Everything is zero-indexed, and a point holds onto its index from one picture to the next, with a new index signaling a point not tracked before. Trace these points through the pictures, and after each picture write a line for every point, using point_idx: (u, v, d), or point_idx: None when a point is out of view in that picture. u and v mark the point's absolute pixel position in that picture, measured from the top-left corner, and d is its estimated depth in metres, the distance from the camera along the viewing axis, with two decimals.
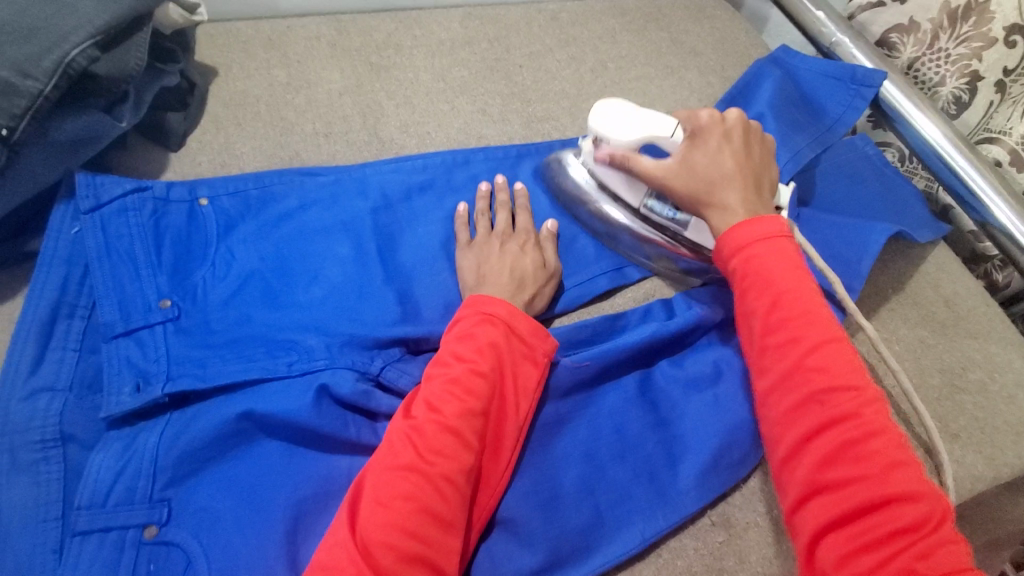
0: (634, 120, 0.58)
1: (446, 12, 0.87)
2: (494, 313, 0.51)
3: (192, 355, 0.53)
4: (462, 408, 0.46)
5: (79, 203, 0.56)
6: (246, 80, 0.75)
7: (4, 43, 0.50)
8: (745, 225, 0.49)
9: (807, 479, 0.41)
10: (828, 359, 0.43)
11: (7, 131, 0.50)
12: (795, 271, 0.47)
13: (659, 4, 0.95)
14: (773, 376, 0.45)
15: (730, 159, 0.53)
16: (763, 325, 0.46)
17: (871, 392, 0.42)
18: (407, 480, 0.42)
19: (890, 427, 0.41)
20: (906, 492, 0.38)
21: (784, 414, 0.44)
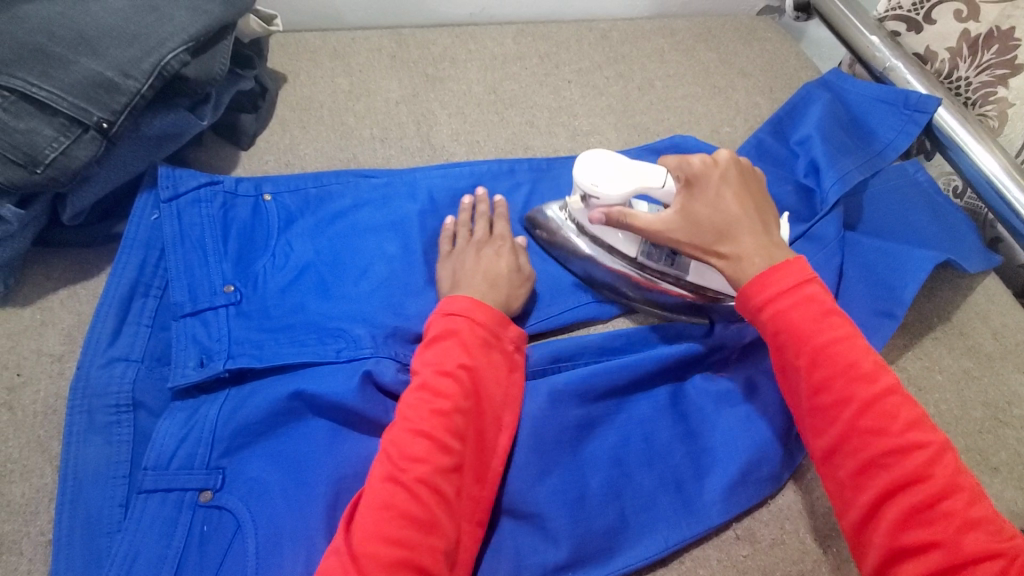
0: (621, 173, 0.55)
1: (500, 29, 0.91)
2: (456, 310, 0.52)
3: (250, 336, 0.57)
4: (433, 408, 0.47)
5: (160, 192, 0.61)
6: (312, 86, 0.81)
7: (110, 46, 0.56)
8: (773, 272, 0.48)
9: (886, 546, 0.40)
10: (885, 415, 0.42)
11: (108, 124, 0.55)
12: (828, 321, 0.46)
13: (710, 25, 0.96)
14: (830, 437, 0.44)
15: (733, 202, 0.52)
16: (811, 383, 0.45)
17: (936, 444, 0.41)
18: (387, 488, 0.44)
19: (959, 480, 0.40)
20: (986, 551, 0.38)
21: (847, 476, 0.43)
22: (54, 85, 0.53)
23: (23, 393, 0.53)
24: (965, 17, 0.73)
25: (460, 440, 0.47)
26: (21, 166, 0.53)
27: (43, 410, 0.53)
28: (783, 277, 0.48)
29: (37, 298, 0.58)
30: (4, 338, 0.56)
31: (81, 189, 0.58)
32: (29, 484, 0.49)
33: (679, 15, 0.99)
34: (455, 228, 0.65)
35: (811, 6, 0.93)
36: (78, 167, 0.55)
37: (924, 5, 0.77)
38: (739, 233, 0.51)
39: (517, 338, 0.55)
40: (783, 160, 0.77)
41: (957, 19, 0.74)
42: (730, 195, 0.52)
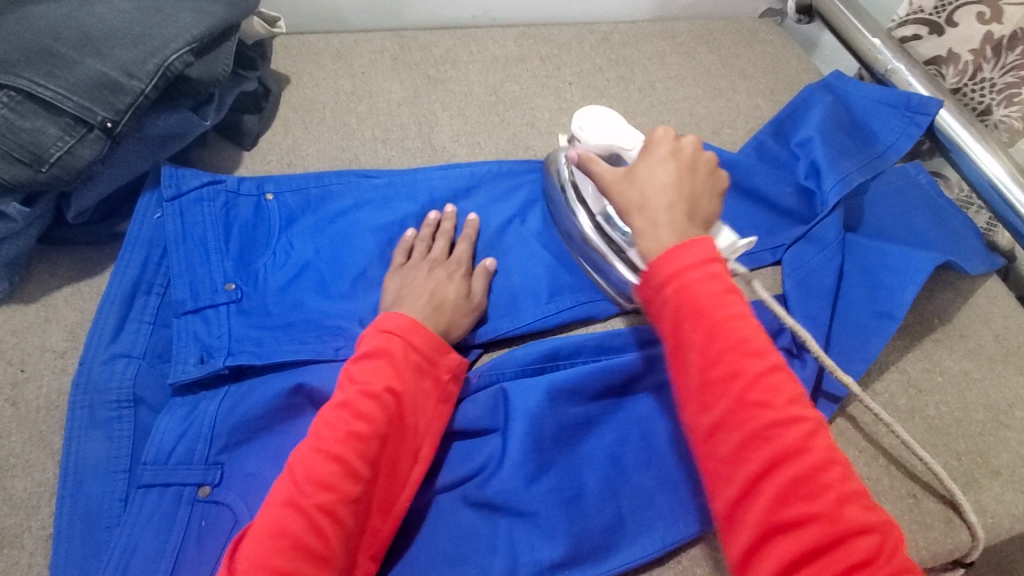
0: (609, 129, 0.62)
1: (502, 31, 0.92)
2: (393, 329, 0.51)
3: (250, 334, 0.58)
4: (349, 433, 0.45)
5: (163, 191, 0.62)
6: (315, 88, 0.81)
7: (115, 47, 0.56)
8: (682, 247, 0.43)
9: (761, 524, 0.37)
10: (770, 390, 0.40)
11: (112, 124, 0.56)
12: (728, 293, 0.42)
13: (711, 27, 0.97)
14: (717, 413, 0.40)
15: (669, 175, 0.49)
16: (701, 356, 0.41)
17: (814, 420, 0.39)
18: (283, 514, 0.42)
19: (835, 455, 0.39)
20: (862, 526, 0.36)
21: (728, 453, 0.39)
22: (59, 85, 0.54)
23: (26, 389, 0.54)
24: (988, 20, 0.70)
25: (372, 467, 0.45)
26: (26, 164, 0.53)
27: (46, 406, 0.53)
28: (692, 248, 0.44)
29: (41, 296, 0.59)
30: (9, 334, 0.56)
31: (85, 188, 0.58)
32: (30, 478, 0.50)
33: (681, 18, 0.99)
34: (412, 242, 0.65)
35: (813, 8, 0.94)
36: (82, 165, 0.56)
37: (946, 7, 0.73)
38: (659, 202, 0.48)
39: (455, 366, 0.54)
40: (784, 162, 0.77)
41: (980, 22, 0.71)
42: (670, 170, 0.50)
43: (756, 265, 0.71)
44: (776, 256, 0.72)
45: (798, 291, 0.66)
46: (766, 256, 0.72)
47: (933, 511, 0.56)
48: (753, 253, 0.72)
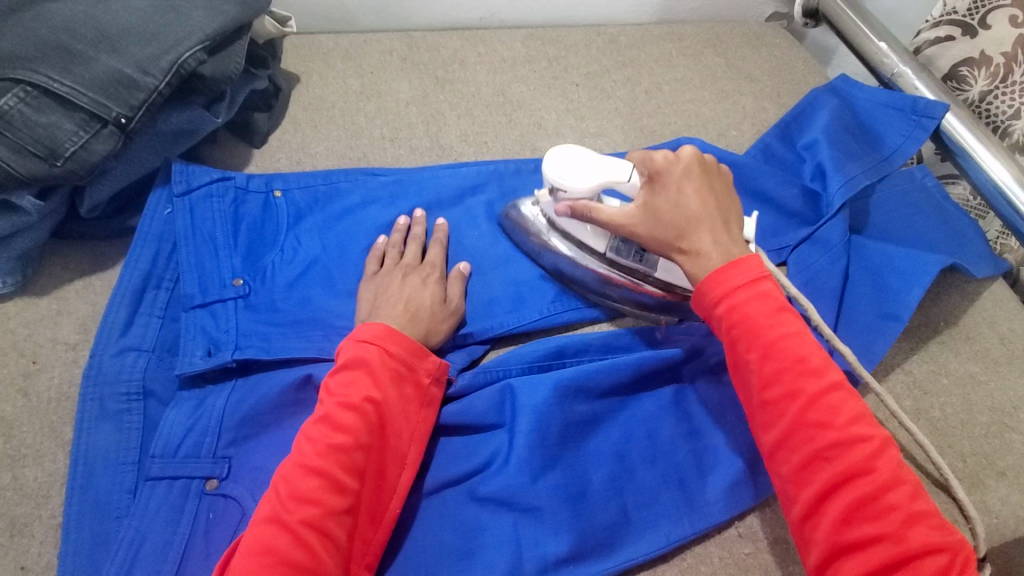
0: (587, 167, 0.56)
1: (510, 32, 0.92)
2: (367, 338, 0.51)
3: (258, 329, 0.58)
4: (330, 445, 0.45)
5: (174, 187, 0.62)
6: (324, 87, 0.82)
7: (130, 44, 0.57)
8: (728, 268, 0.48)
9: (829, 541, 0.40)
10: (830, 410, 0.42)
11: (126, 119, 0.57)
12: (781, 315, 0.46)
13: (718, 30, 0.97)
14: (778, 433, 0.44)
15: (694, 199, 0.51)
16: (760, 378, 0.45)
17: (879, 439, 0.42)
18: (270, 530, 0.42)
19: (901, 473, 0.41)
20: (929, 545, 0.38)
21: (790, 470, 0.43)
22: (75, 81, 0.55)
23: (38, 380, 0.54)
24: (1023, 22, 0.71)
25: (358, 479, 0.46)
26: (42, 158, 0.54)
27: (56, 397, 0.54)
28: (739, 272, 0.48)
29: (53, 289, 0.60)
30: (21, 327, 0.57)
31: (99, 182, 0.59)
32: (41, 468, 0.50)
33: (687, 21, 1.00)
34: (384, 249, 0.64)
35: (819, 12, 0.95)
36: (96, 160, 0.56)
37: (981, 8, 0.74)
38: (701, 231, 0.50)
39: (435, 369, 0.53)
40: (790, 164, 0.77)
41: (1015, 23, 0.72)
42: (691, 191, 0.51)
43: None
44: (781, 257, 0.72)
45: (803, 293, 0.66)
46: (770, 257, 0.72)
47: (938, 513, 0.56)
48: (759, 254, 0.72)
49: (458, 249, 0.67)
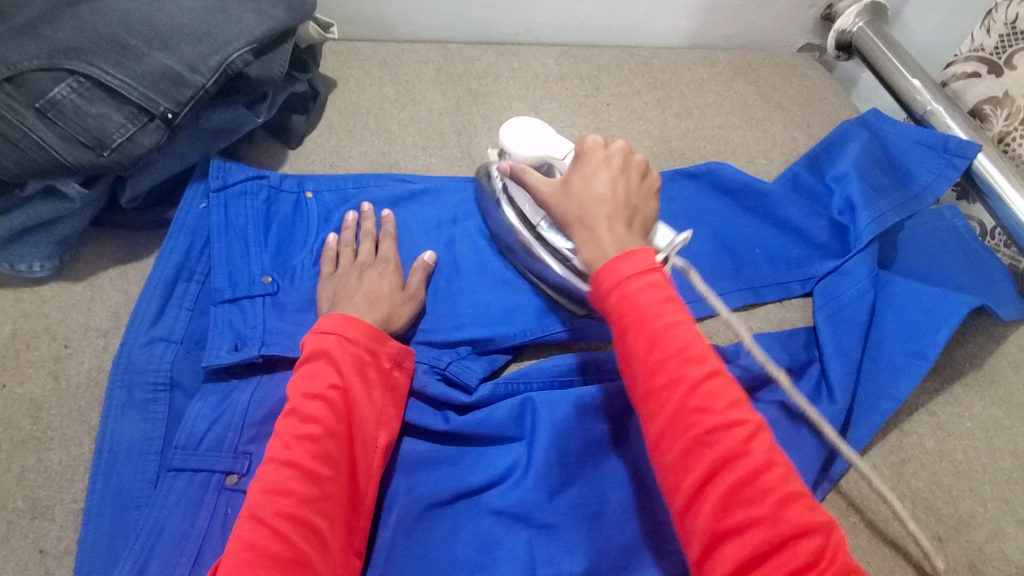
0: (539, 139, 0.62)
1: (544, 50, 0.94)
2: (326, 329, 0.51)
3: (284, 327, 0.59)
4: (297, 435, 0.45)
5: (210, 182, 0.64)
6: (360, 93, 0.84)
7: (181, 42, 0.59)
8: (618, 260, 0.47)
9: (710, 528, 0.40)
10: (710, 396, 0.42)
11: (173, 115, 0.58)
12: (666, 301, 0.45)
13: (750, 58, 0.98)
14: (662, 421, 0.43)
15: (603, 184, 0.52)
16: (645, 366, 0.44)
17: (754, 423, 0.42)
18: (247, 527, 0.42)
19: (775, 456, 0.41)
20: (802, 526, 0.39)
21: (673, 460, 0.42)
22: (127, 76, 0.56)
23: (69, 364, 0.55)
24: None
25: (332, 466, 0.45)
26: (90, 148, 0.55)
27: (85, 381, 0.55)
28: (631, 261, 0.47)
29: (88, 276, 0.61)
30: (55, 311, 0.58)
31: (141, 173, 0.60)
32: (66, 452, 0.51)
33: (720, 47, 1.01)
34: (337, 249, 0.63)
35: (852, 46, 0.95)
36: (141, 153, 0.58)
37: (1007, 48, 0.75)
38: (605, 211, 0.51)
39: (397, 353, 0.53)
40: (818, 196, 0.77)
41: None
42: (605, 178, 0.53)
43: (785, 295, 0.71)
44: (806, 287, 0.71)
45: (829, 325, 0.66)
46: (795, 287, 0.71)
47: (956, 557, 0.56)
48: (784, 283, 0.71)
49: (483, 260, 0.67)
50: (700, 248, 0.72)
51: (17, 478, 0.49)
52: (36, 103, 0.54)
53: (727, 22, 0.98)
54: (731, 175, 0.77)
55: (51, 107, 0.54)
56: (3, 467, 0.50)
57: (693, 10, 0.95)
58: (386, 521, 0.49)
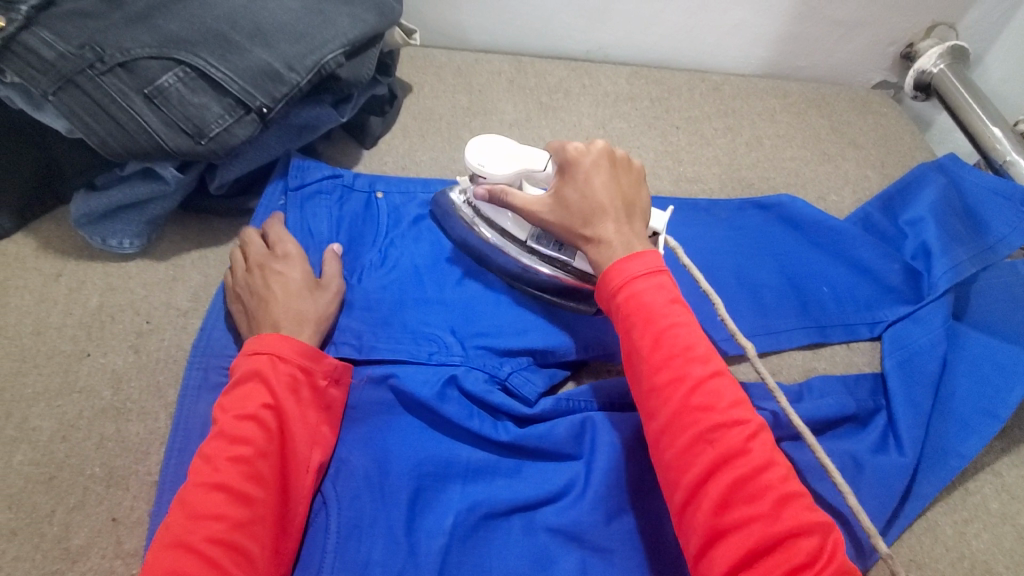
0: (508, 155, 0.61)
1: (615, 68, 0.94)
2: (261, 347, 0.51)
3: (352, 326, 0.60)
4: (229, 457, 0.45)
5: (289, 181, 0.66)
6: (434, 99, 0.86)
7: (281, 41, 0.61)
8: (627, 260, 0.50)
9: (709, 526, 0.40)
10: (713, 394, 0.43)
11: (267, 110, 0.60)
12: (672, 303, 0.48)
13: (824, 92, 0.96)
14: (665, 417, 0.44)
15: (600, 189, 0.54)
16: (649, 364, 0.46)
17: (755, 423, 0.43)
18: (173, 556, 0.41)
19: (775, 456, 0.42)
20: (800, 526, 0.39)
21: (674, 456, 0.43)
22: (229, 69, 0.59)
23: (150, 340, 0.57)
24: None
25: (262, 487, 0.45)
26: (189, 136, 0.58)
27: (165, 357, 0.57)
28: (640, 262, 0.50)
29: (171, 256, 0.63)
30: (140, 287, 0.61)
31: (230, 163, 0.63)
32: (143, 424, 0.53)
33: (792, 77, 0.99)
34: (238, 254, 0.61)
35: (931, 87, 0.93)
36: (235, 143, 0.60)
37: None
38: (624, 216, 0.54)
39: (332, 370, 0.54)
40: (890, 238, 0.75)
41: None
42: (597, 181, 0.55)
43: (852, 337, 0.69)
44: (874, 332, 0.70)
45: (900, 373, 0.64)
46: (862, 330, 0.70)
47: None
48: (851, 325, 0.70)
49: None
50: (765, 282, 0.71)
51: (96, 446, 0.51)
52: (145, 89, 0.57)
53: (802, 53, 0.95)
54: (802, 210, 0.75)
55: (158, 94, 0.57)
56: (84, 434, 0.52)
57: (768, 39, 0.93)
58: (443, 526, 0.49)
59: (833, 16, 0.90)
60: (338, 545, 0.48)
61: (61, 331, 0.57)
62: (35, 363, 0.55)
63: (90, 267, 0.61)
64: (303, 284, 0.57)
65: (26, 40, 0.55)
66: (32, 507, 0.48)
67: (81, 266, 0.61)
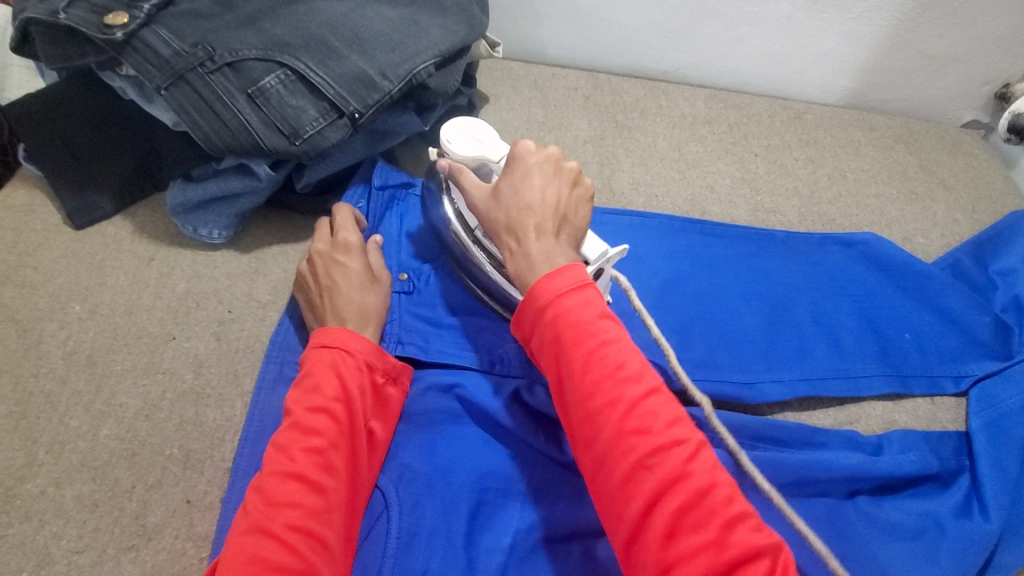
0: (476, 139, 0.59)
1: (693, 91, 0.92)
2: (331, 342, 0.52)
3: (417, 327, 0.61)
4: (305, 446, 0.46)
5: (368, 185, 0.67)
6: (510, 111, 0.86)
7: (378, 49, 0.63)
8: (553, 274, 0.46)
9: (657, 560, 0.37)
10: (647, 416, 0.41)
11: (359, 115, 0.62)
12: (601, 318, 0.44)
13: (912, 128, 0.92)
14: (602, 447, 0.41)
15: (536, 192, 0.51)
16: (582, 389, 0.42)
17: (694, 441, 0.40)
18: (254, 540, 0.41)
19: (718, 474, 0.39)
20: (749, 550, 0.36)
21: (614, 488, 0.40)
22: (328, 74, 0.60)
23: (230, 329, 0.60)
24: None
25: (333, 476, 0.46)
26: (285, 136, 0.60)
27: (244, 348, 0.59)
28: (566, 277, 0.46)
29: (254, 249, 0.66)
30: (224, 277, 0.63)
31: (318, 164, 0.65)
32: (220, 411, 0.55)
33: (879, 110, 0.94)
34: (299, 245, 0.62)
35: None
36: (326, 146, 0.62)
37: None
38: (530, 220, 0.50)
39: (391, 370, 0.55)
40: (980, 288, 0.71)
41: None
42: (536, 184, 0.52)
43: (935, 391, 0.65)
44: (959, 387, 0.65)
45: (988, 435, 0.60)
46: (946, 384, 0.66)
47: None
48: (934, 378, 0.66)
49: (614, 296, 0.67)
50: (842, 321, 0.68)
51: (176, 427, 0.54)
52: (248, 89, 0.59)
53: (891, 87, 0.91)
54: (887, 250, 0.72)
55: (260, 94, 0.59)
56: (166, 414, 0.54)
57: (856, 69, 0.89)
58: (502, 544, 0.49)
59: (927, 51, 0.86)
60: (398, 553, 0.47)
61: (151, 313, 0.60)
62: (126, 341, 0.58)
63: (180, 254, 0.64)
64: (355, 270, 0.59)
65: (145, 37, 0.58)
66: (115, 481, 0.51)
67: (171, 252, 0.64)
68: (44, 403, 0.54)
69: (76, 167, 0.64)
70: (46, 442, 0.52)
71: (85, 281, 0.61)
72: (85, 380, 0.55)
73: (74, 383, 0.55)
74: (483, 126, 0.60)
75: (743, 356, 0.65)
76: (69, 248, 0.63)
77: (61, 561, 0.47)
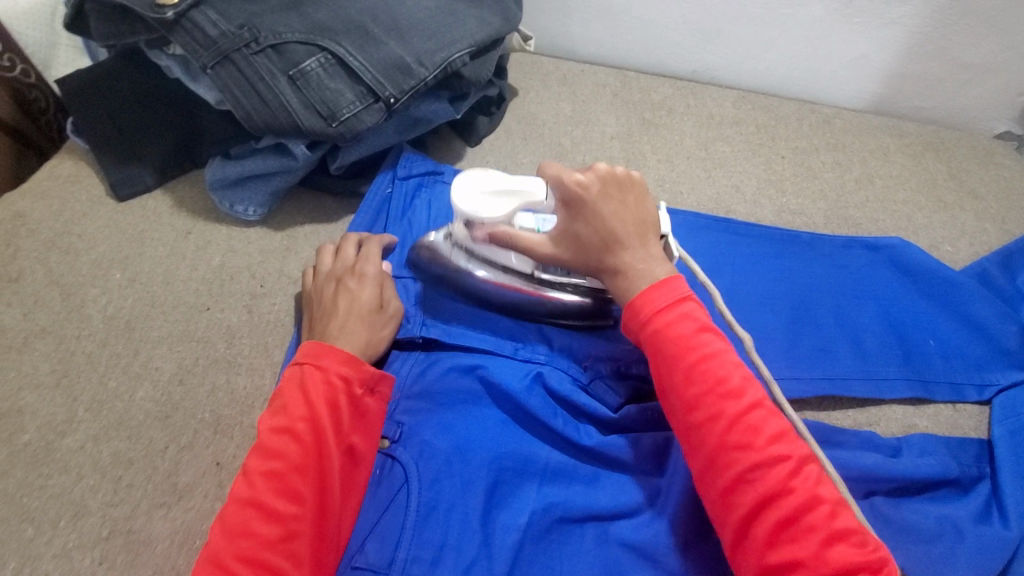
0: (496, 194, 0.55)
1: (721, 91, 0.92)
2: (303, 358, 0.51)
3: (441, 310, 0.62)
4: (265, 471, 0.45)
5: (397, 171, 0.69)
6: (539, 105, 0.88)
7: (415, 37, 0.64)
8: (652, 289, 0.49)
9: (757, 566, 0.40)
10: (750, 431, 0.43)
11: (395, 100, 0.63)
12: (701, 334, 0.47)
13: (944, 136, 0.91)
14: (703, 456, 0.44)
15: (613, 222, 0.51)
16: (684, 400, 0.46)
17: (796, 458, 0.42)
18: (209, 569, 0.41)
19: (818, 490, 0.42)
20: (849, 566, 0.39)
21: (718, 496, 0.43)
22: (366, 58, 0.62)
23: (262, 302, 0.62)
24: None
25: (293, 503, 0.44)
26: (323, 118, 0.61)
27: (274, 321, 0.61)
28: (665, 293, 0.49)
29: (287, 227, 0.68)
30: (257, 253, 0.65)
31: (351, 147, 0.66)
32: (250, 379, 0.57)
33: (909, 117, 0.94)
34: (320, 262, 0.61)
35: None
36: (361, 129, 0.63)
37: None
38: (625, 253, 0.51)
39: (370, 380, 0.52)
40: (1008, 298, 0.70)
41: None
42: (609, 213, 0.52)
43: (957, 398, 0.65)
44: (983, 396, 0.65)
45: (1010, 444, 0.60)
46: (970, 392, 0.65)
47: None
48: (957, 385, 0.65)
49: None
50: (864, 324, 0.68)
51: (208, 392, 0.55)
52: (289, 71, 0.61)
53: (923, 94, 0.90)
54: (914, 256, 0.72)
55: (300, 76, 0.61)
56: (199, 380, 0.56)
57: (888, 75, 0.88)
58: (518, 522, 0.50)
59: (961, 59, 0.85)
60: (416, 524, 0.49)
61: (187, 284, 0.62)
62: (163, 309, 0.60)
63: (216, 228, 0.66)
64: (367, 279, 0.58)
65: (194, 17, 0.61)
66: (150, 441, 0.53)
67: (208, 227, 0.66)
68: (85, 362, 0.56)
69: (121, 142, 0.67)
70: (85, 400, 0.54)
71: (126, 250, 0.64)
72: (123, 344, 0.57)
73: (113, 346, 0.57)
74: (493, 175, 0.56)
75: (764, 353, 0.65)
76: (112, 219, 0.66)
77: (96, 513, 0.49)
